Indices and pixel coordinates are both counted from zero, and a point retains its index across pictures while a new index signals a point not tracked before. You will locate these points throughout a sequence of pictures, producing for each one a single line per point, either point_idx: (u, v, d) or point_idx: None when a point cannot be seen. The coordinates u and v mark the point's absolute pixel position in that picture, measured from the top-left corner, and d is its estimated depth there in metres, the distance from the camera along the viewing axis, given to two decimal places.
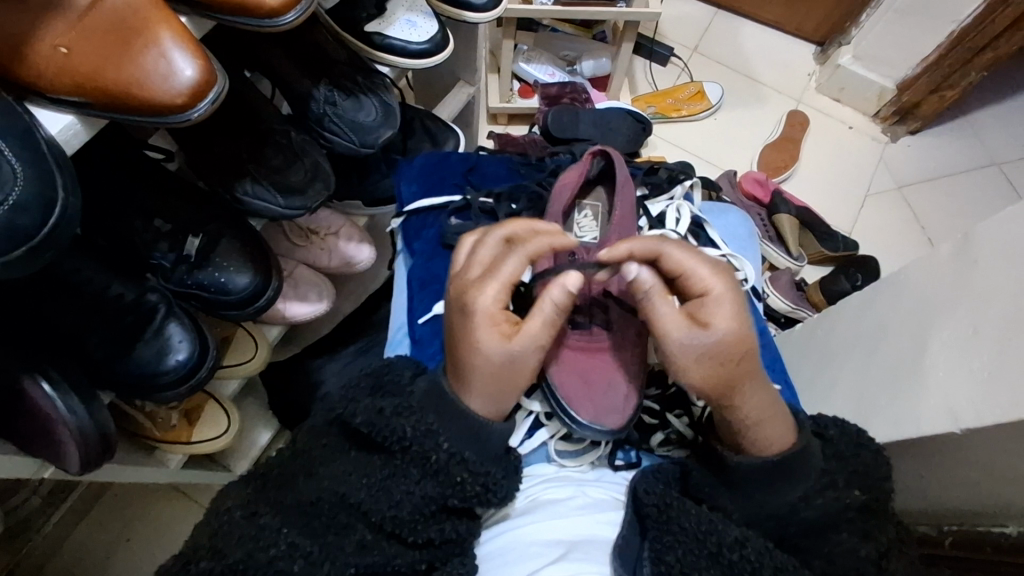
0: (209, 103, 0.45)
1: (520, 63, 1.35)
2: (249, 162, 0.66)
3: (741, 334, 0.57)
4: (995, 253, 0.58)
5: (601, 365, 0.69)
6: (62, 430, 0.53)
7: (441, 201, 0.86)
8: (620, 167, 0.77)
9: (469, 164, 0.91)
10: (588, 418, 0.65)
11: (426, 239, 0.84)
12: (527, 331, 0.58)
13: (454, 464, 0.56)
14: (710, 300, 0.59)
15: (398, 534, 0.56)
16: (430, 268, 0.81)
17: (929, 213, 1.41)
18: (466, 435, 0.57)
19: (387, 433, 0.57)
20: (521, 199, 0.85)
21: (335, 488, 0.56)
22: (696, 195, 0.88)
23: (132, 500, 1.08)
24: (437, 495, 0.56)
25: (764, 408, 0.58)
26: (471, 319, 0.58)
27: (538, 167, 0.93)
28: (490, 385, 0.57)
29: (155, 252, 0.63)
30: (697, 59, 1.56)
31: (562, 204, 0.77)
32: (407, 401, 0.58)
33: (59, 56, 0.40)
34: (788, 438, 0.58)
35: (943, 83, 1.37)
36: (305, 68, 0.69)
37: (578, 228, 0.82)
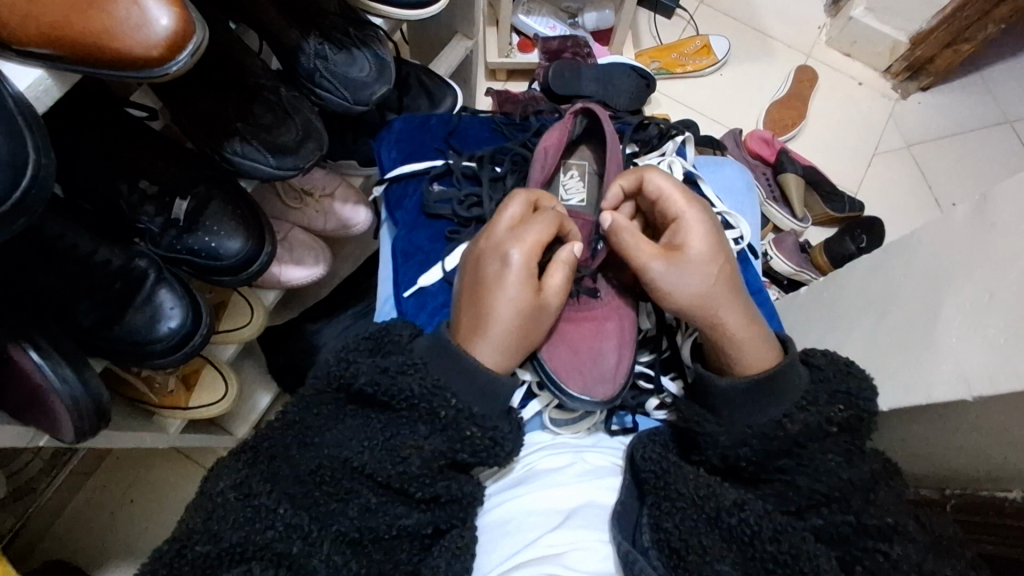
0: (188, 56, 0.42)
1: (520, 16, 1.29)
2: (237, 121, 0.63)
3: (711, 252, 0.63)
4: (1014, 217, 0.56)
5: (591, 334, 0.68)
6: (54, 399, 0.52)
7: (422, 166, 0.82)
8: (606, 124, 0.74)
9: (450, 126, 0.87)
10: (577, 390, 0.64)
11: (407, 208, 0.81)
12: (550, 289, 0.62)
13: (463, 419, 0.56)
14: (683, 224, 0.65)
15: (406, 492, 0.55)
16: (413, 239, 0.79)
17: (938, 173, 1.38)
18: (475, 394, 0.57)
19: (393, 390, 0.56)
20: (505, 162, 0.83)
21: (336, 453, 0.54)
22: (689, 150, 0.84)
23: (135, 462, 1.09)
24: (446, 449, 0.55)
25: (747, 325, 0.60)
26: (506, 272, 0.60)
27: (523, 125, 0.89)
28: (512, 338, 0.60)
29: (141, 216, 0.61)
30: (704, 10, 1.50)
31: (547, 168, 0.73)
32: (410, 359, 0.57)
33: (22, 3, 0.37)
34: (772, 356, 0.60)
35: (958, 36, 1.31)
36: (293, 19, 0.65)
37: (564, 191, 0.80)
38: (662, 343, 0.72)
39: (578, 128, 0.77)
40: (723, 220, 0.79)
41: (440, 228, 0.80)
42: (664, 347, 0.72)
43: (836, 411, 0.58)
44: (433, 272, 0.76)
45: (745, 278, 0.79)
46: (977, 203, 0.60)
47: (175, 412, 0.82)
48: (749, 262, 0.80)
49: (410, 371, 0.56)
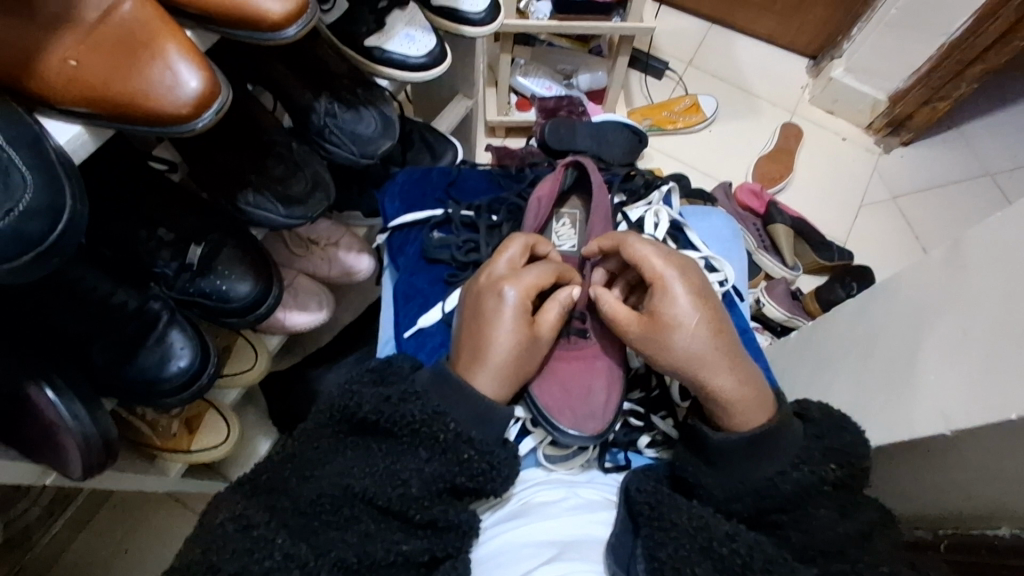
0: (213, 113, 0.46)
1: (517, 77, 1.37)
2: (251, 173, 0.67)
3: (694, 315, 0.62)
4: (984, 259, 0.58)
5: (582, 372, 0.71)
6: (65, 435, 0.54)
7: (423, 216, 0.86)
8: (593, 177, 0.79)
9: (450, 178, 0.92)
10: (568, 424, 0.67)
11: (409, 254, 0.85)
12: (544, 323, 0.66)
13: (461, 442, 0.58)
14: (659, 288, 0.65)
15: (405, 515, 0.57)
16: (414, 283, 0.83)
17: (923, 223, 1.43)
18: (474, 418, 0.59)
19: (396, 418, 0.58)
20: (501, 211, 0.87)
21: (340, 481, 0.56)
22: (674, 199, 0.88)
23: (133, 509, 1.09)
24: (444, 471, 0.58)
25: (741, 386, 0.60)
26: (503, 307, 0.63)
27: (518, 176, 0.94)
28: (509, 367, 0.62)
29: (158, 261, 0.64)
30: (692, 72, 1.58)
31: (540, 217, 0.78)
32: (412, 387, 0.60)
33: (68, 68, 0.42)
34: (764, 415, 0.60)
35: (934, 95, 1.39)
36: (305, 80, 0.71)
37: (556, 237, 0.84)
38: (651, 383, 0.76)
39: (567, 179, 0.81)
40: (708, 264, 0.83)
41: (439, 273, 0.83)
42: (653, 386, 0.76)
43: (830, 470, 0.58)
44: (432, 314, 0.79)
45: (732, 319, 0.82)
46: (951, 247, 0.63)
47: (175, 455, 0.84)
48: (735, 304, 0.83)
49: (412, 399, 0.59)
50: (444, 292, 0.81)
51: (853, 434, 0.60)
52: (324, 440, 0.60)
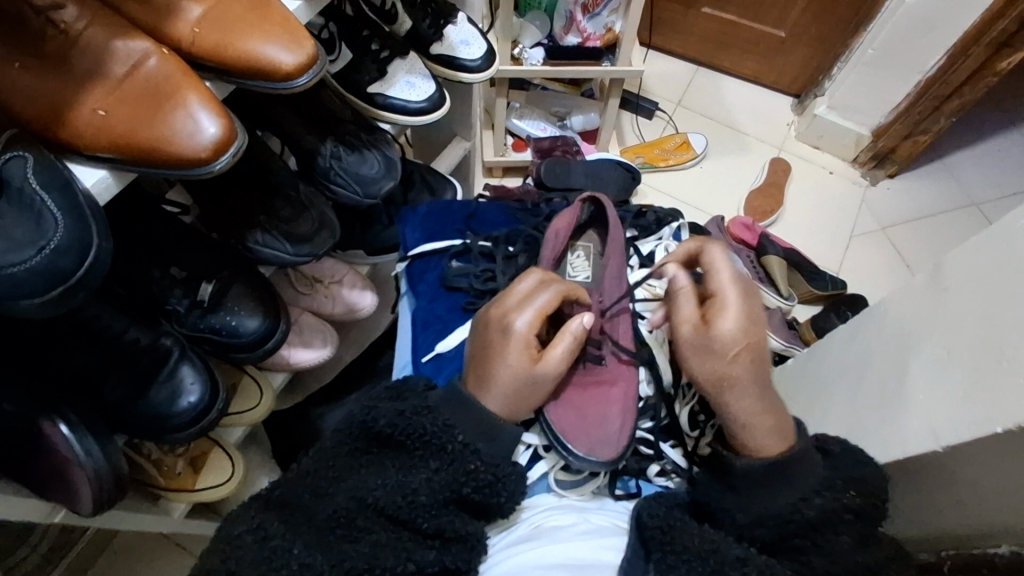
0: (229, 157, 0.49)
1: (513, 119, 1.43)
2: (261, 214, 0.70)
3: (737, 334, 0.63)
4: (963, 281, 0.61)
5: (596, 399, 0.72)
6: (77, 470, 0.55)
7: (443, 245, 0.89)
8: (610, 212, 0.81)
9: (469, 211, 0.95)
10: (584, 450, 0.68)
11: (428, 282, 0.88)
12: (552, 356, 0.66)
13: (468, 454, 0.60)
14: (720, 300, 0.66)
15: (414, 525, 0.58)
16: (433, 309, 0.85)
17: (914, 252, 1.46)
18: (478, 430, 0.61)
19: (408, 431, 0.61)
20: (518, 243, 0.89)
21: (355, 494, 0.58)
22: (684, 234, 0.92)
23: (130, 557, 1.08)
24: (452, 484, 0.59)
25: (759, 412, 0.61)
26: (509, 339, 0.65)
27: (534, 211, 0.97)
28: (513, 397, 0.63)
29: (170, 298, 0.66)
30: (681, 112, 1.64)
31: (558, 247, 0.80)
32: (424, 402, 0.62)
33: (97, 118, 0.45)
34: (779, 446, 0.61)
35: (915, 129, 1.44)
36: (311, 126, 0.75)
37: (571, 269, 0.86)
38: (661, 412, 0.75)
39: (584, 214, 0.85)
40: None
41: (458, 300, 0.86)
42: (664, 415, 0.75)
43: (851, 497, 0.58)
44: (450, 340, 0.81)
45: None
46: (931, 271, 0.66)
47: (181, 495, 0.84)
48: None
49: (424, 413, 0.61)
50: (462, 318, 0.83)
51: (869, 461, 0.60)
52: (340, 458, 0.61)
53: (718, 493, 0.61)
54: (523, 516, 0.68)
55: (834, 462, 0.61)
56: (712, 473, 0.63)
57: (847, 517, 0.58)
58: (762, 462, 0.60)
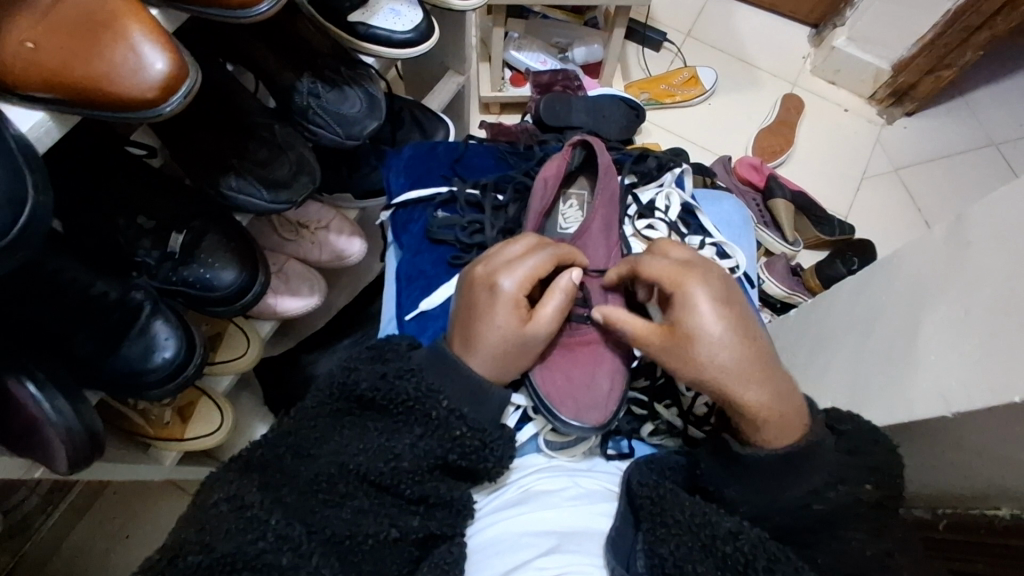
0: (181, 98, 0.44)
1: (510, 51, 1.34)
2: (233, 157, 0.65)
3: (719, 327, 0.56)
4: (986, 237, 0.57)
5: (585, 361, 0.70)
6: (47, 430, 0.53)
7: (427, 193, 0.85)
8: (602, 155, 0.76)
9: (456, 154, 0.90)
10: (569, 415, 0.66)
11: (413, 233, 0.84)
12: (540, 318, 0.64)
13: (454, 419, 0.59)
14: (685, 298, 0.59)
15: (396, 490, 0.58)
16: (416, 263, 0.82)
17: (926, 196, 1.41)
18: (466, 394, 0.60)
19: (391, 395, 0.59)
20: (507, 190, 0.85)
21: (335, 458, 0.57)
22: (687, 181, 0.87)
23: (129, 496, 1.09)
24: (437, 449, 0.58)
25: (769, 405, 0.54)
26: (496, 300, 0.62)
27: (526, 157, 0.92)
28: (500, 357, 0.62)
29: (138, 250, 0.62)
30: (691, 43, 1.54)
31: (547, 198, 0.75)
32: (408, 364, 0.60)
33: (25, 51, 0.39)
34: (793, 434, 0.56)
35: (939, 63, 1.35)
36: (287, 61, 0.69)
37: (562, 219, 0.83)
38: (656, 371, 0.73)
39: (576, 159, 0.79)
40: (719, 250, 0.82)
41: (444, 254, 0.82)
42: (659, 373, 0.73)
43: (866, 489, 0.56)
44: (435, 297, 0.78)
45: None
46: (951, 224, 0.61)
47: (170, 444, 0.83)
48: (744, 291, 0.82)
49: (407, 375, 0.60)
50: (448, 274, 0.81)
51: (885, 448, 0.58)
52: (324, 417, 0.60)
53: (721, 479, 0.58)
54: (511, 478, 0.67)
55: (847, 442, 0.58)
56: (718, 458, 0.59)
57: (859, 510, 0.55)
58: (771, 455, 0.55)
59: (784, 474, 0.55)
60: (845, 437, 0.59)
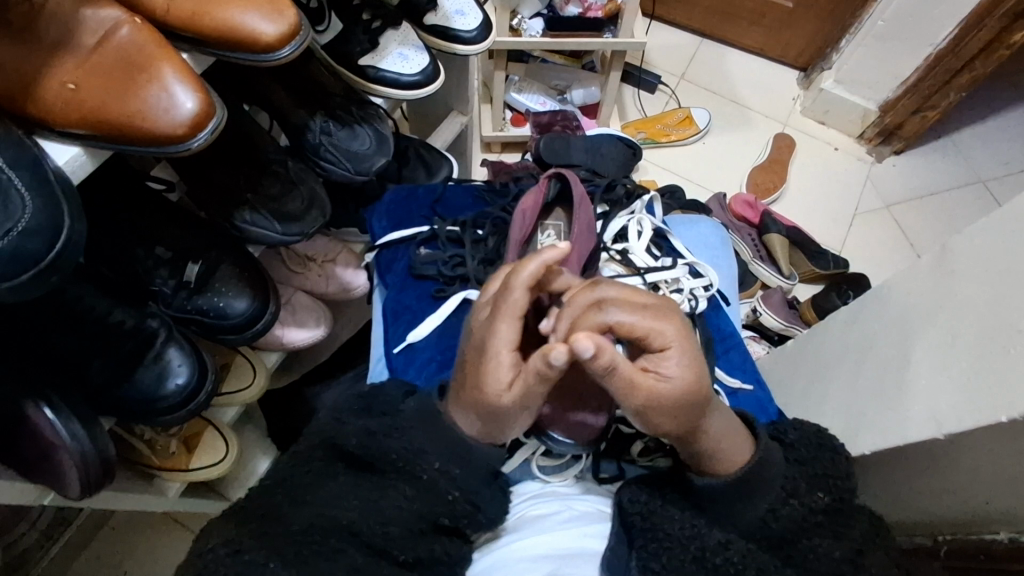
0: (208, 133, 0.47)
1: (512, 93, 1.39)
2: (248, 191, 0.68)
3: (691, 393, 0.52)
4: (970, 265, 0.59)
5: (574, 377, 0.70)
6: (63, 454, 0.54)
7: (408, 233, 0.88)
8: (575, 186, 0.79)
9: (436, 195, 0.93)
10: (560, 433, 0.66)
11: (397, 271, 0.87)
12: (529, 375, 0.55)
13: (443, 482, 0.61)
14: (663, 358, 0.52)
15: (390, 555, 0.57)
16: (401, 299, 0.84)
17: (917, 231, 1.44)
18: (451, 455, 0.62)
19: (378, 454, 0.63)
20: (486, 226, 0.87)
21: (324, 513, 0.57)
22: (657, 207, 0.91)
23: (129, 531, 1.09)
24: (425, 511, 0.60)
25: (723, 440, 0.57)
26: (490, 361, 0.55)
27: (502, 191, 0.94)
28: (497, 412, 0.58)
29: (156, 279, 0.65)
30: (684, 85, 1.60)
31: (525, 229, 0.78)
32: (397, 422, 0.64)
33: (67, 91, 0.43)
34: (744, 453, 0.59)
35: (924, 104, 1.40)
36: (301, 100, 0.72)
37: (542, 249, 0.85)
38: None
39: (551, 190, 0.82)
40: (694, 270, 0.84)
41: (427, 288, 0.85)
42: None
43: (818, 498, 0.60)
44: (420, 329, 0.80)
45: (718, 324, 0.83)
46: (938, 253, 0.64)
47: (174, 474, 0.83)
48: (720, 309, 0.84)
49: (395, 434, 0.63)
50: (432, 306, 0.83)
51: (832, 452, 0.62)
52: (314, 463, 0.62)
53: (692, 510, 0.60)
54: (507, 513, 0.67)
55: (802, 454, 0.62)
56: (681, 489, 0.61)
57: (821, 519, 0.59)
58: (726, 481, 0.58)
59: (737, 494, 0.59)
60: (792, 448, 0.63)
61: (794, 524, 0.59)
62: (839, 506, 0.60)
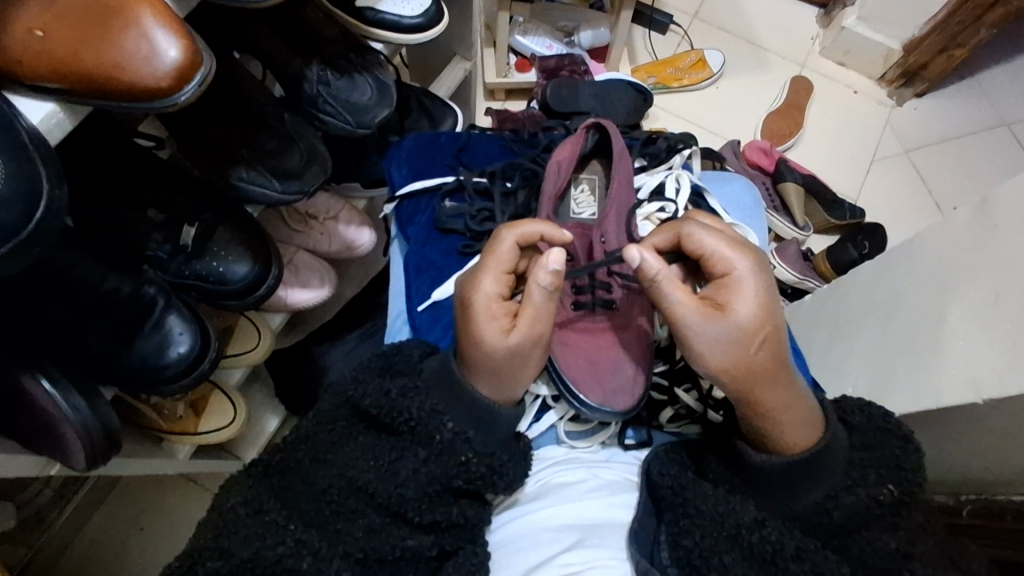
0: (196, 85, 0.43)
1: (516, 36, 1.32)
2: (243, 147, 0.64)
3: (760, 321, 0.56)
4: (1016, 219, 0.55)
5: (607, 345, 0.70)
6: (65, 428, 0.52)
7: (433, 183, 0.84)
8: (615, 140, 0.75)
9: (460, 143, 0.89)
10: (598, 401, 0.66)
11: (419, 224, 0.83)
12: (521, 325, 0.60)
13: (459, 443, 0.58)
14: (732, 281, 0.58)
15: (405, 516, 0.57)
16: (426, 254, 0.81)
17: (937, 178, 1.39)
18: (470, 417, 0.59)
19: (394, 414, 0.59)
20: (515, 177, 0.83)
21: (343, 473, 0.57)
22: (695, 164, 0.86)
23: (144, 489, 1.09)
24: (440, 474, 0.57)
25: (789, 408, 0.56)
26: (474, 315, 0.60)
27: (531, 142, 0.91)
28: (497, 375, 0.60)
29: (149, 244, 0.62)
30: (698, 25, 1.52)
31: (561, 181, 0.74)
32: (414, 383, 0.60)
33: (34, 40, 0.39)
34: (811, 436, 0.56)
35: (951, 43, 1.32)
36: (294, 47, 0.67)
37: (575, 205, 0.80)
38: (675, 355, 0.74)
39: (589, 142, 0.78)
40: None
41: (452, 244, 0.81)
42: (677, 357, 0.74)
43: (887, 490, 0.55)
44: (446, 287, 0.77)
45: None
46: (977, 205, 0.60)
47: (183, 438, 0.82)
48: None
49: (411, 395, 0.59)
50: (458, 263, 0.80)
51: (899, 433, 0.57)
52: (338, 423, 0.61)
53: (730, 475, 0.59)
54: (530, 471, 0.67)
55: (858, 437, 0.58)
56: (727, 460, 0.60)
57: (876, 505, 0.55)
58: (785, 460, 0.56)
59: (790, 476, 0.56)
60: (858, 431, 0.58)
61: (853, 508, 0.55)
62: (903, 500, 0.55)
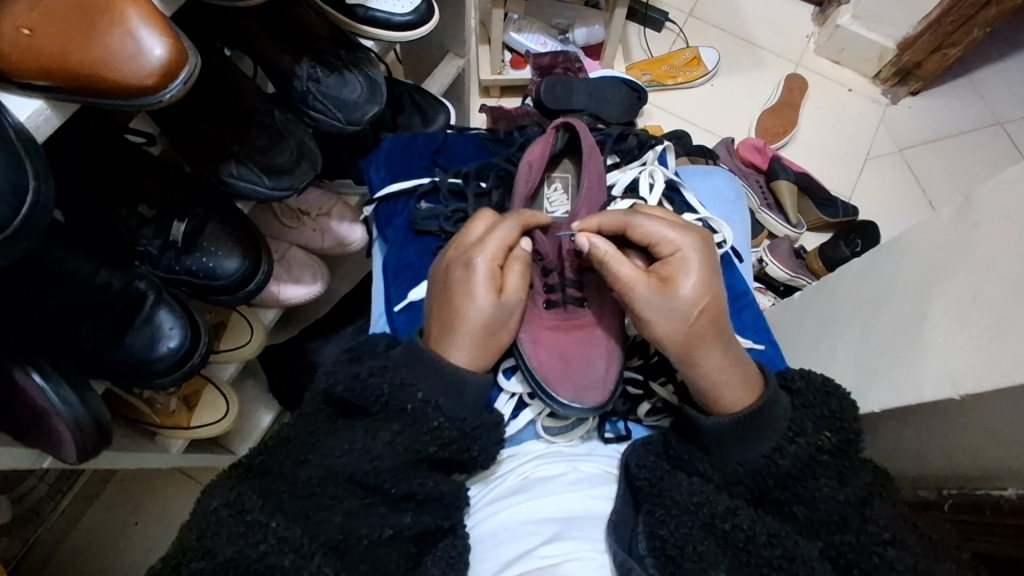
0: (180, 83, 0.44)
1: (511, 33, 1.32)
2: (233, 144, 0.64)
3: (699, 295, 0.61)
4: (997, 218, 0.56)
5: (579, 341, 0.72)
6: (55, 420, 0.53)
7: (409, 185, 0.85)
8: (584, 136, 0.75)
9: (436, 144, 0.90)
10: (569, 398, 0.67)
11: (397, 226, 0.83)
12: (509, 290, 0.66)
13: (430, 410, 0.61)
14: (677, 259, 0.63)
15: (381, 490, 0.58)
16: (403, 256, 0.81)
17: (930, 175, 1.39)
18: (442, 386, 0.62)
19: (366, 392, 0.61)
20: (490, 177, 0.84)
21: (327, 467, 0.58)
22: (669, 157, 0.87)
23: (139, 484, 1.10)
24: (416, 444, 0.60)
25: (727, 367, 0.60)
26: (470, 278, 0.64)
27: (507, 140, 0.92)
28: (477, 339, 0.64)
29: (140, 239, 0.62)
30: (693, 22, 1.52)
31: (531, 182, 0.75)
32: (383, 363, 0.62)
33: (21, 38, 0.39)
34: (748, 396, 0.60)
35: (945, 41, 1.33)
36: (285, 44, 0.67)
37: (549, 204, 0.82)
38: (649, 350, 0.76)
39: (559, 142, 0.79)
40: (706, 225, 0.81)
41: (428, 244, 0.82)
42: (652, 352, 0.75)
43: (824, 438, 0.58)
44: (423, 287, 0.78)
45: (732, 281, 0.80)
46: (960, 204, 0.60)
47: (176, 432, 0.83)
48: (734, 265, 0.82)
49: (381, 373, 0.61)
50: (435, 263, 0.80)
51: (841, 397, 0.60)
52: (318, 423, 0.61)
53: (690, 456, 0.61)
54: (511, 467, 0.67)
55: (800, 399, 0.61)
56: (683, 435, 0.63)
57: (821, 459, 0.57)
58: (730, 419, 0.59)
59: (737, 439, 0.59)
60: (799, 394, 0.61)
61: (799, 463, 0.57)
62: (842, 448, 0.58)
